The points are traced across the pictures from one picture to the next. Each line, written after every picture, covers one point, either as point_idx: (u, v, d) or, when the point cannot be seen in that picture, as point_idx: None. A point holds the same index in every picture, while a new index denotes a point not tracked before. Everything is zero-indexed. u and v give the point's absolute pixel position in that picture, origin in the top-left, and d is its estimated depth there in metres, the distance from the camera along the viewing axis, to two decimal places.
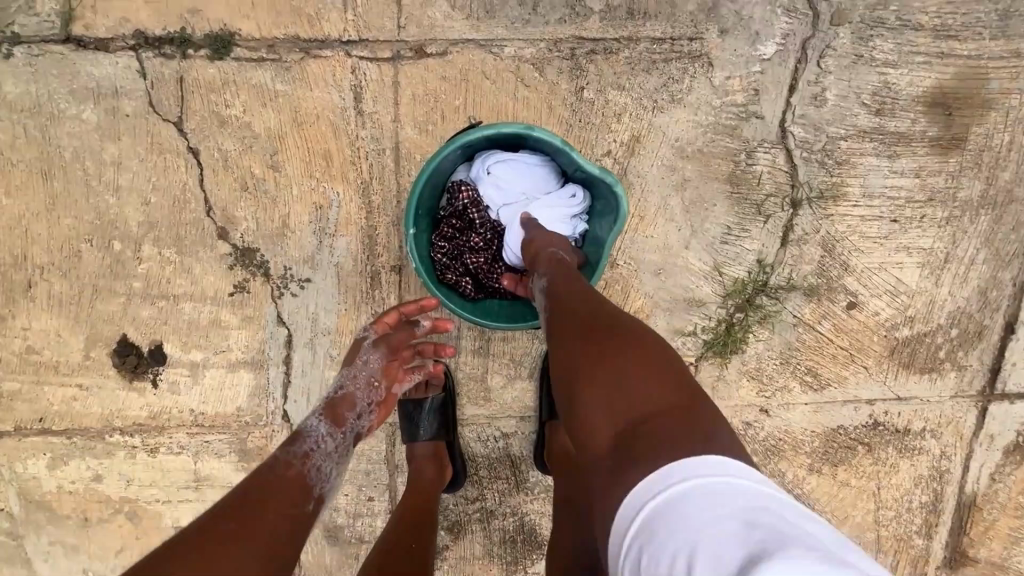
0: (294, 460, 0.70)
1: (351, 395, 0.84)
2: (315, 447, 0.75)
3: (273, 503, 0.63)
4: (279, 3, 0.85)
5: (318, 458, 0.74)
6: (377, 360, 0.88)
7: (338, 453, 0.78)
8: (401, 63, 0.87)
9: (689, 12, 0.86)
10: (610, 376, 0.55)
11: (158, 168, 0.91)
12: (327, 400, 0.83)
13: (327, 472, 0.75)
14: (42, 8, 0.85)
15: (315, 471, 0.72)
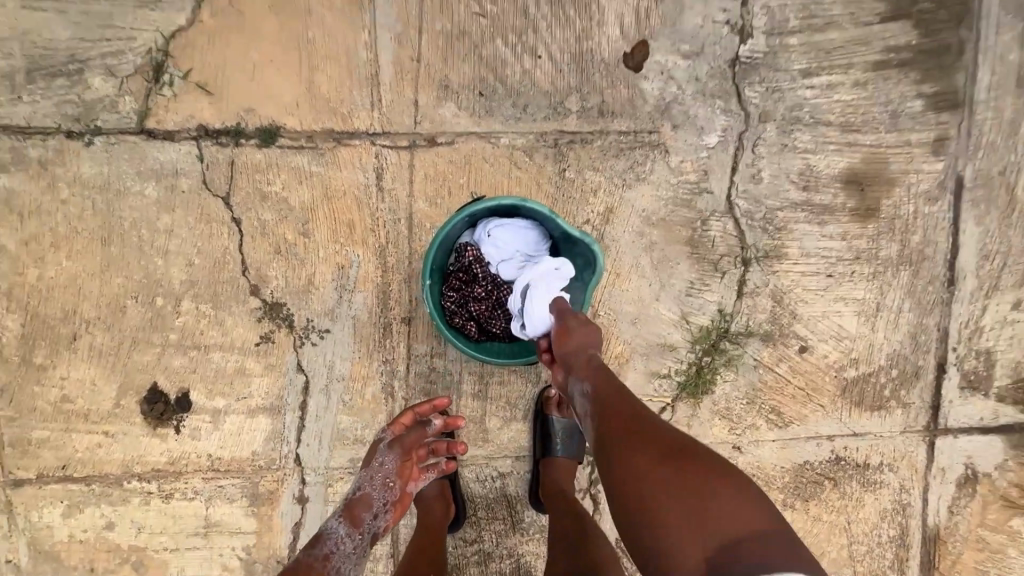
0: (314, 562, 0.85)
1: (366, 497, 0.98)
2: (334, 551, 0.89)
3: None
4: (317, 104, 1.05)
5: (338, 560, 0.88)
6: (392, 461, 1.00)
7: (355, 553, 0.92)
8: (416, 150, 1.06)
9: (647, 112, 1.06)
10: (687, 488, 0.62)
11: (204, 235, 1.07)
12: (346, 502, 0.97)
13: (346, 571, 0.88)
14: (122, 107, 1.04)
15: (335, 574, 0.87)
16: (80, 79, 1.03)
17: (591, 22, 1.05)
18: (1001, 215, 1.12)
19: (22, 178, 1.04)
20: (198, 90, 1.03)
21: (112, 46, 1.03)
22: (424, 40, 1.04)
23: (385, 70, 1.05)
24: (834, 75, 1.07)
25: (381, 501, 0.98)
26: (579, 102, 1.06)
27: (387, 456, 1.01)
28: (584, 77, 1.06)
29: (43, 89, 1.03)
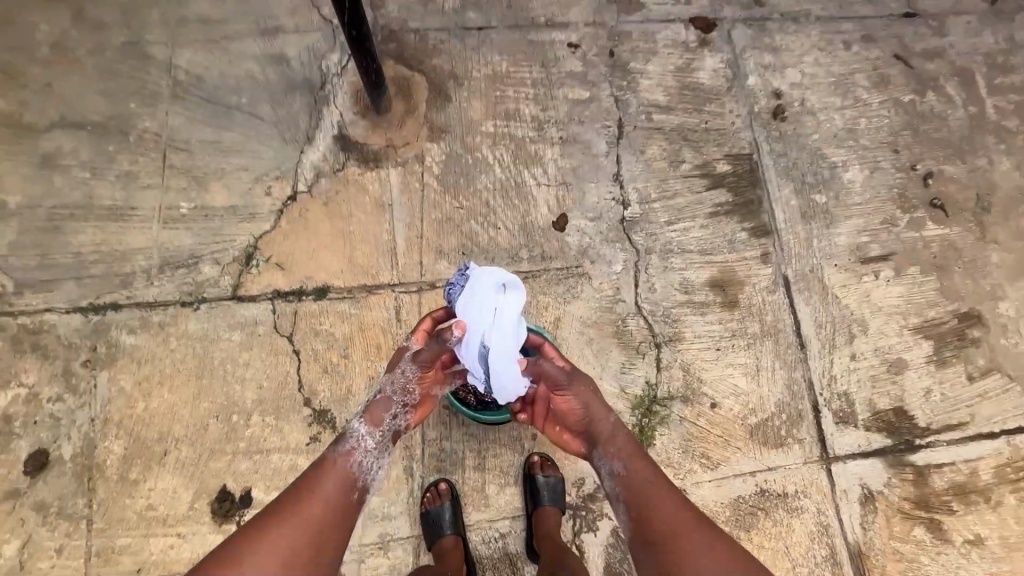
0: (340, 460, 1.12)
1: (390, 399, 1.19)
2: (358, 446, 1.14)
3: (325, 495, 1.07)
4: (355, 269, 1.57)
5: (360, 456, 1.14)
6: (412, 371, 1.20)
7: (377, 447, 1.17)
8: (423, 292, 1.57)
9: (574, 254, 1.63)
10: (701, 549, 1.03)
11: (272, 364, 1.49)
12: (372, 403, 1.19)
13: (367, 465, 1.14)
14: (222, 283, 1.53)
15: (356, 466, 1.12)
16: (195, 267, 1.54)
17: (529, 205, 1.66)
18: (820, 297, 1.66)
19: (144, 336, 1.48)
20: (275, 267, 1.55)
21: (219, 245, 1.56)
22: (424, 224, 1.62)
23: (400, 244, 1.60)
24: (687, 222, 1.69)
25: (402, 401, 1.20)
26: (528, 253, 1.62)
27: (408, 367, 1.20)
28: (529, 237, 1.63)
29: (168, 276, 1.53)
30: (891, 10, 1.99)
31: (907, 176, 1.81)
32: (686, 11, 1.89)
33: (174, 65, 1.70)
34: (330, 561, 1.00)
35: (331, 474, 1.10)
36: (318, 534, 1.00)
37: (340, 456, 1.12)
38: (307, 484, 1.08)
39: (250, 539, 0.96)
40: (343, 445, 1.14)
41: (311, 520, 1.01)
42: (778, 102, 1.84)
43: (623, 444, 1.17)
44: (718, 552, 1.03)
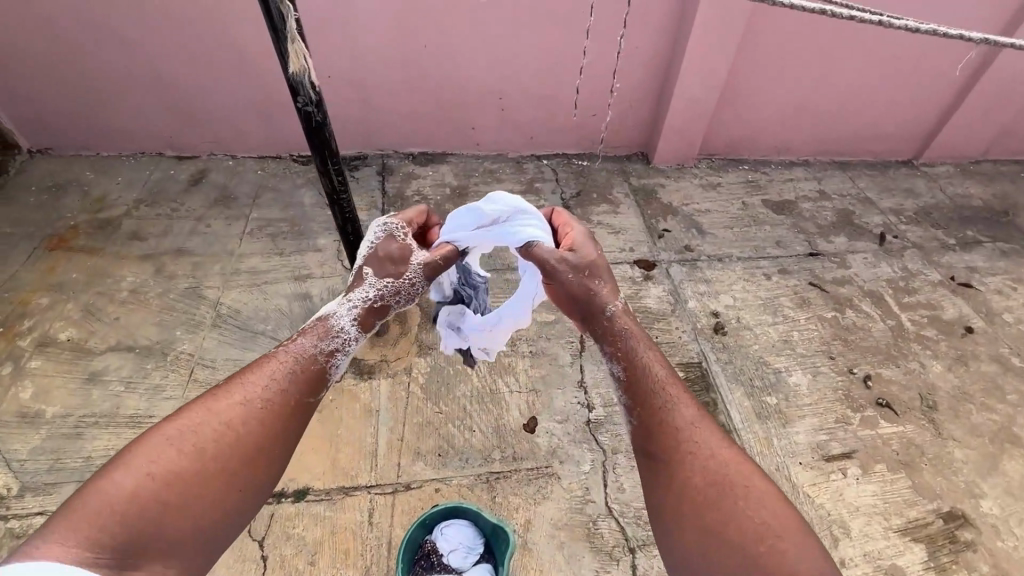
0: (324, 357, 1.13)
1: (389, 305, 1.27)
2: (342, 346, 1.17)
3: (299, 389, 1.06)
4: (336, 469, 1.66)
5: (340, 353, 1.17)
6: (420, 283, 1.30)
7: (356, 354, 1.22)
8: (397, 493, 1.62)
9: (544, 454, 1.72)
10: (696, 447, 1.09)
11: (236, 571, 1.46)
12: (371, 302, 1.24)
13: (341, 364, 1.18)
14: None
15: (333, 367, 1.14)
16: None
17: (502, 409, 1.83)
18: (792, 497, 1.67)
19: None
20: None
21: None
22: (406, 427, 1.76)
23: (381, 445, 1.72)
24: None
25: (397, 306, 1.29)
26: (500, 453, 1.72)
27: (421, 279, 1.31)
28: (501, 438, 1.76)
29: None
30: (797, 251, 2.50)
31: (848, 379, 2.00)
32: (630, 256, 2.40)
33: (221, 302, 2.14)
34: (289, 446, 1.01)
35: (307, 366, 1.10)
36: (282, 425, 1.01)
37: (323, 352, 1.13)
38: (278, 372, 1.06)
39: (212, 424, 0.94)
40: (329, 342, 1.15)
41: (275, 412, 1.01)
42: (717, 319, 2.17)
43: (631, 350, 1.25)
44: (720, 470, 1.05)
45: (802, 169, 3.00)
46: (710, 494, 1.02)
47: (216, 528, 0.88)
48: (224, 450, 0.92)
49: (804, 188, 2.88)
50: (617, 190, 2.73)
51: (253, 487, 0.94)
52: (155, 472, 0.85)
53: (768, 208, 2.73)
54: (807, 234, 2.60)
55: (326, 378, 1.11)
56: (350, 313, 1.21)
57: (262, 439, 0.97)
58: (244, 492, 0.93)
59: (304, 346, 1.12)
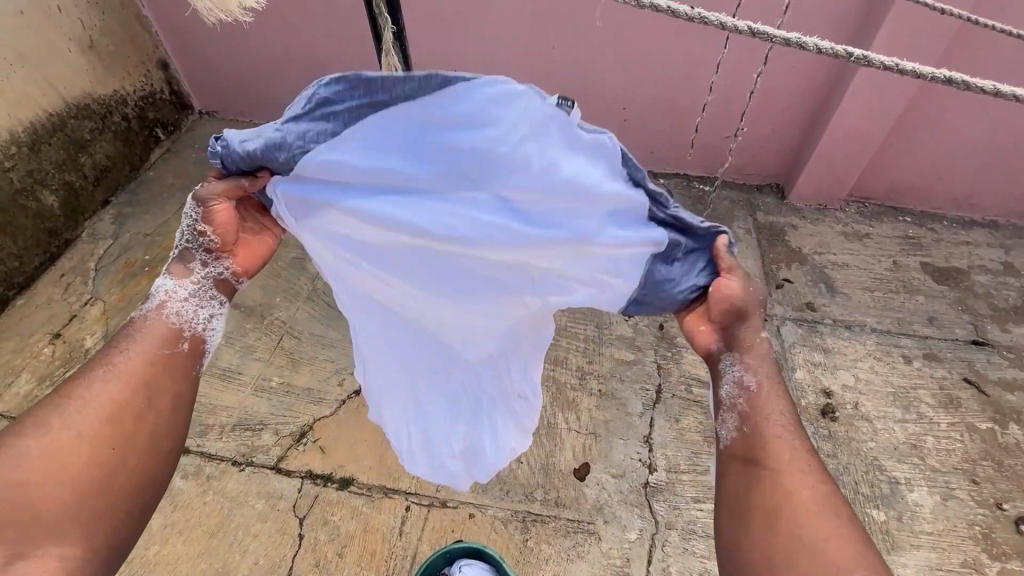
0: (160, 316, 1.10)
1: (190, 247, 1.12)
2: (170, 298, 1.11)
3: (153, 345, 1.08)
4: (381, 469, 1.69)
5: (171, 309, 1.10)
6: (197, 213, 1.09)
7: (197, 296, 1.13)
8: (432, 508, 1.61)
9: (588, 508, 1.62)
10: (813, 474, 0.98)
11: (276, 542, 1.58)
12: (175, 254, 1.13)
13: (182, 314, 1.11)
14: (272, 451, 1.75)
15: (175, 315, 1.10)
16: (258, 432, 1.79)
17: (556, 446, 1.73)
18: None
19: (191, 483, 1.68)
20: (317, 449, 1.74)
21: (286, 419, 1.81)
22: None
23: None
24: None
25: (192, 246, 1.12)
26: (543, 494, 1.64)
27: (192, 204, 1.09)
28: (548, 478, 1.67)
29: (234, 435, 1.78)
30: (956, 334, 2.05)
31: (991, 515, 1.63)
32: None
33: (319, 275, 2.21)
34: (164, 396, 1.04)
35: (157, 327, 1.09)
36: (154, 382, 1.04)
37: (156, 313, 1.10)
38: (133, 342, 1.07)
39: (70, 413, 0.96)
40: (152, 303, 1.11)
41: (136, 374, 1.03)
42: (828, 401, 1.84)
43: (754, 361, 1.10)
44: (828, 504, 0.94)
45: (986, 232, 2.44)
46: (801, 527, 0.91)
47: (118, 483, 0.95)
48: (88, 419, 0.96)
49: (982, 257, 2.34)
50: (737, 225, 2.42)
51: (136, 449, 0.98)
52: (23, 460, 0.90)
53: (927, 274, 2.25)
54: (973, 316, 2.12)
55: (178, 331, 1.10)
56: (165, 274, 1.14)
57: (131, 397, 1.01)
58: (132, 449, 0.98)
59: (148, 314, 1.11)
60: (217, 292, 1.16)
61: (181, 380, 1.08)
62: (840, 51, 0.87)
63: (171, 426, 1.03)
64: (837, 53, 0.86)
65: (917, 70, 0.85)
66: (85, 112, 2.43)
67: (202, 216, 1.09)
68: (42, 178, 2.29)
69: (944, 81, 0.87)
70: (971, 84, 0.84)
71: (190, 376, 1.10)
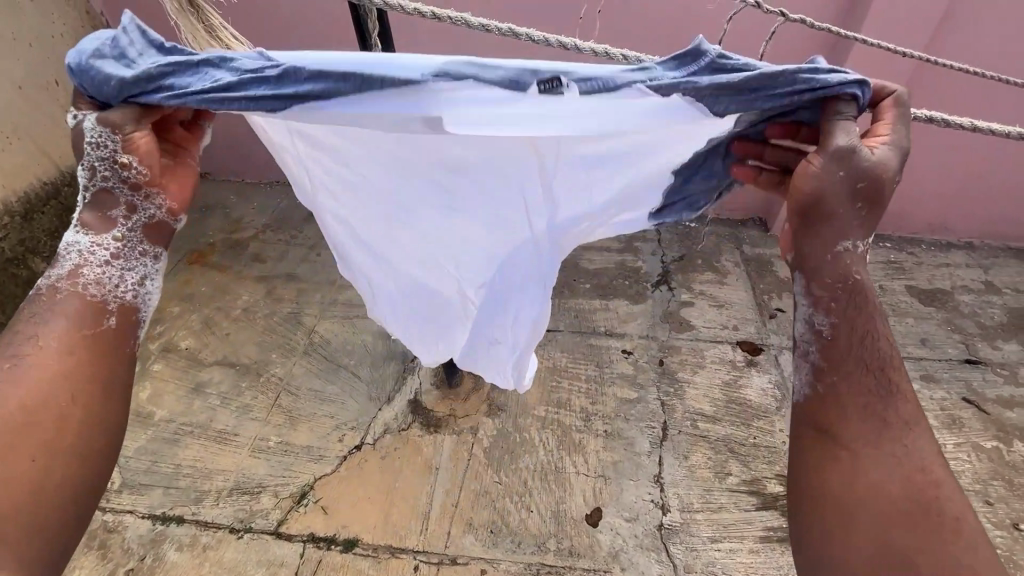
0: (76, 285, 0.93)
1: (109, 192, 0.94)
2: (85, 263, 0.94)
3: (72, 326, 0.92)
4: (386, 530, 1.63)
5: (89, 272, 0.94)
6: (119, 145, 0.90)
7: (121, 259, 0.96)
8: (442, 566, 1.55)
9: (603, 556, 1.56)
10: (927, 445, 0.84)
11: None
12: (94, 202, 0.95)
13: (109, 275, 0.95)
14: (272, 516, 1.68)
15: (93, 285, 0.94)
16: (257, 496, 1.72)
17: (565, 491, 1.69)
18: None
19: (186, 555, 1.60)
20: (319, 510, 1.68)
21: (285, 480, 1.75)
22: (462, 493, 1.70)
23: (435, 508, 1.67)
24: (734, 543, 1.60)
25: (115, 185, 0.93)
26: (556, 543, 1.59)
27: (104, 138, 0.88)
28: (560, 526, 1.62)
29: (231, 500, 1.71)
30: (949, 354, 2.09)
31: (1010, 536, 1.60)
32: (733, 335, 2.14)
33: (315, 329, 2.20)
34: (92, 388, 0.90)
35: (72, 303, 0.93)
36: (76, 370, 0.89)
37: (69, 282, 0.93)
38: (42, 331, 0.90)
39: None
40: (66, 270, 0.94)
41: (49, 369, 0.87)
42: None
43: (865, 318, 0.88)
44: (925, 483, 0.81)
45: (963, 253, 2.53)
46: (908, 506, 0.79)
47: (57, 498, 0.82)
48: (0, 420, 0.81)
49: (963, 277, 2.41)
50: (725, 258, 2.48)
51: (65, 452, 0.84)
52: None
53: (914, 296, 2.31)
54: (963, 336, 2.16)
55: (100, 302, 0.94)
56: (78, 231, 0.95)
57: (53, 392, 0.86)
58: (59, 453, 0.84)
59: (59, 284, 0.94)
60: (150, 242, 0.99)
61: (113, 365, 0.93)
62: None
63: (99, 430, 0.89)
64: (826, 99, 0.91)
65: (900, 111, 0.90)
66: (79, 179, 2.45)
67: (123, 148, 0.90)
68: (33, 246, 2.28)
69: (924, 120, 0.93)
70: (950, 122, 0.90)
71: (121, 356, 0.95)
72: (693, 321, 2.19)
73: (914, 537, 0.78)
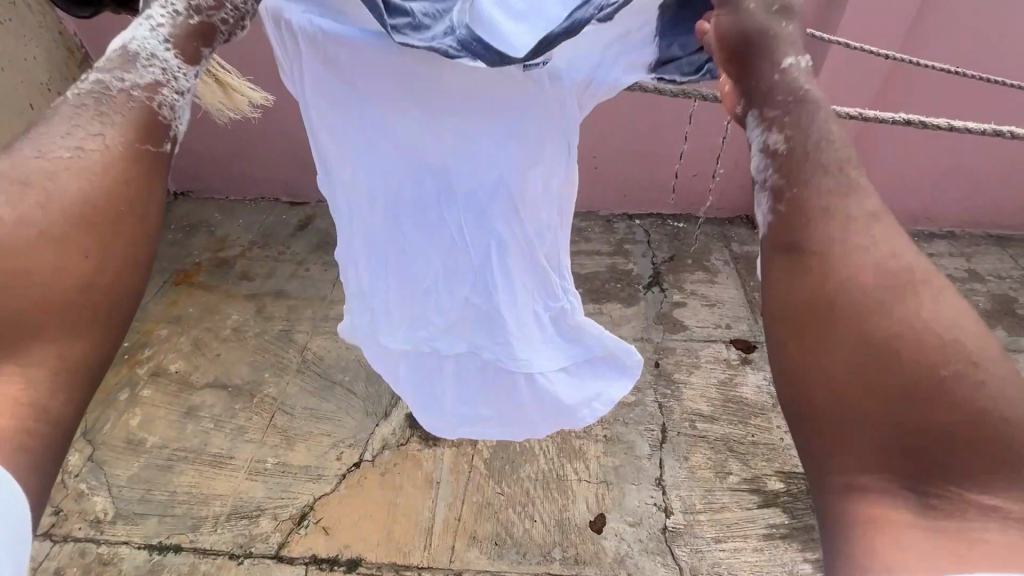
0: (127, 97, 0.61)
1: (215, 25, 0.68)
2: (159, 79, 0.63)
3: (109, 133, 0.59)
4: (389, 547, 1.61)
5: (157, 89, 0.62)
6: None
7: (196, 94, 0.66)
8: None
9: (609, 562, 1.56)
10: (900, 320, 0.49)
11: None
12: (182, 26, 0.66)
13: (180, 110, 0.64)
14: (272, 539, 1.65)
15: (163, 110, 0.62)
16: (256, 520, 1.69)
17: (568, 499, 1.69)
18: None
19: None
20: (321, 531, 1.66)
21: (284, 501, 1.73)
22: (464, 506, 1.68)
23: (438, 522, 1.65)
24: (738, 543, 1.61)
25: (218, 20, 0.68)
26: (561, 552, 1.58)
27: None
28: (564, 535, 1.61)
29: (230, 525, 1.68)
30: None
31: None
32: (727, 334, 2.16)
33: (308, 346, 2.17)
34: (119, 210, 0.57)
35: (126, 121, 0.60)
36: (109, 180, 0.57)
37: (131, 97, 0.61)
38: (61, 132, 0.57)
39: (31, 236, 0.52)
40: (130, 75, 0.61)
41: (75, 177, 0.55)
42: None
43: (809, 151, 0.57)
44: (915, 383, 0.47)
45: (946, 243, 2.58)
46: (907, 403, 0.47)
47: (80, 340, 0.52)
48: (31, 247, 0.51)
49: (948, 267, 2.46)
50: (715, 257, 2.50)
51: (87, 296, 0.53)
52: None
53: None
54: None
55: (154, 126, 0.61)
56: (163, 42, 0.64)
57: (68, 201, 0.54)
58: (80, 292, 0.53)
59: (110, 89, 0.60)
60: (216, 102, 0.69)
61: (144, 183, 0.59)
62: None
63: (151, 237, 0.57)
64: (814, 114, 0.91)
65: None
66: None
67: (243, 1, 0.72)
68: None
69: None
70: None
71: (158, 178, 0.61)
72: (686, 321, 2.21)
73: (898, 416, 0.47)
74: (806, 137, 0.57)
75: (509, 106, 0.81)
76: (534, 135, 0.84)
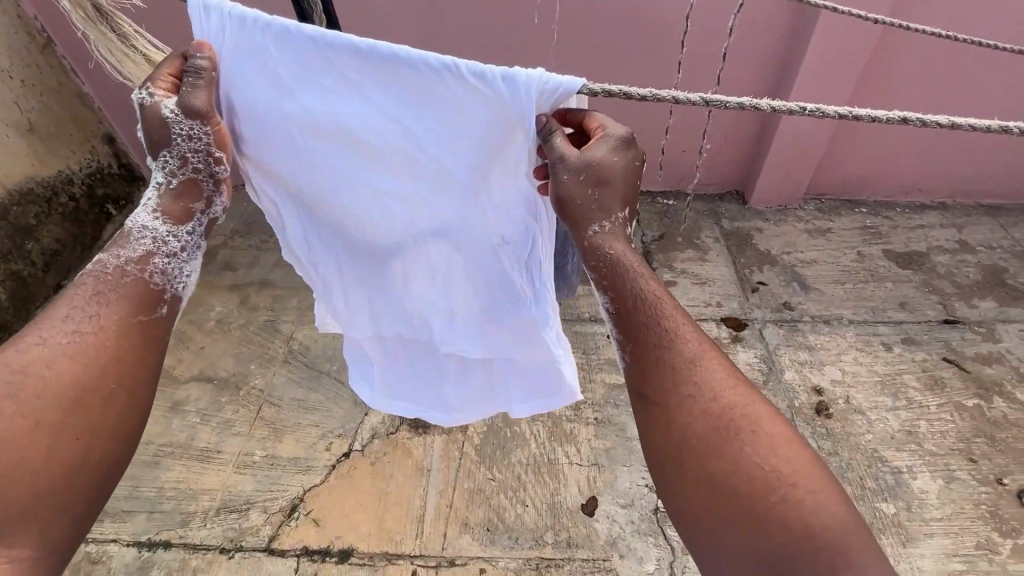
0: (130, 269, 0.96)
1: (197, 184, 1.00)
2: (157, 249, 0.98)
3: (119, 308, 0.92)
4: (382, 537, 1.60)
5: (160, 255, 0.98)
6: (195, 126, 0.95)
7: (187, 252, 1.01)
8: (441, 569, 1.54)
9: (602, 545, 1.56)
10: (759, 439, 0.84)
11: None
12: (173, 193, 1.00)
13: (177, 271, 1.00)
14: (262, 532, 1.64)
15: (158, 274, 0.97)
16: (245, 513, 1.68)
17: (559, 483, 1.68)
18: None
19: None
20: (312, 522, 1.64)
21: (274, 494, 1.71)
22: (455, 493, 1.67)
23: (429, 510, 1.64)
24: None
25: (201, 174, 0.99)
26: (553, 536, 1.58)
27: (195, 126, 0.94)
28: (556, 518, 1.61)
29: (220, 519, 1.67)
30: (928, 316, 2.11)
31: (995, 491, 1.65)
32: (717, 312, 2.13)
33: (293, 337, 2.13)
34: (133, 375, 0.90)
35: (128, 291, 0.94)
36: (122, 346, 0.90)
37: (136, 267, 0.96)
38: (63, 322, 0.88)
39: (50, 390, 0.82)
40: (135, 251, 0.97)
41: (94, 349, 0.87)
42: (820, 398, 1.86)
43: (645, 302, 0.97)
44: (767, 478, 0.80)
45: (937, 214, 2.55)
46: (752, 486, 0.80)
47: (89, 459, 0.83)
48: (55, 398, 0.82)
49: (938, 238, 2.44)
50: (706, 234, 2.46)
51: (102, 432, 0.84)
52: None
53: (891, 260, 2.33)
54: (940, 296, 2.19)
55: (147, 291, 0.96)
56: (154, 218, 0.99)
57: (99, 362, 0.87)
58: (99, 430, 0.84)
59: (107, 263, 0.95)
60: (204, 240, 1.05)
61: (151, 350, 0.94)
62: (787, 109, 0.91)
63: (126, 408, 0.88)
64: (783, 112, 0.90)
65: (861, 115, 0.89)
66: (28, 198, 2.32)
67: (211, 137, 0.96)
68: None
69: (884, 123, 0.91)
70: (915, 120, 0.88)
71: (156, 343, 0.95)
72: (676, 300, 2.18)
73: (749, 504, 0.79)
74: (626, 295, 0.98)
75: (470, 110, 0.91)
76: (496, 141, 0.95)
